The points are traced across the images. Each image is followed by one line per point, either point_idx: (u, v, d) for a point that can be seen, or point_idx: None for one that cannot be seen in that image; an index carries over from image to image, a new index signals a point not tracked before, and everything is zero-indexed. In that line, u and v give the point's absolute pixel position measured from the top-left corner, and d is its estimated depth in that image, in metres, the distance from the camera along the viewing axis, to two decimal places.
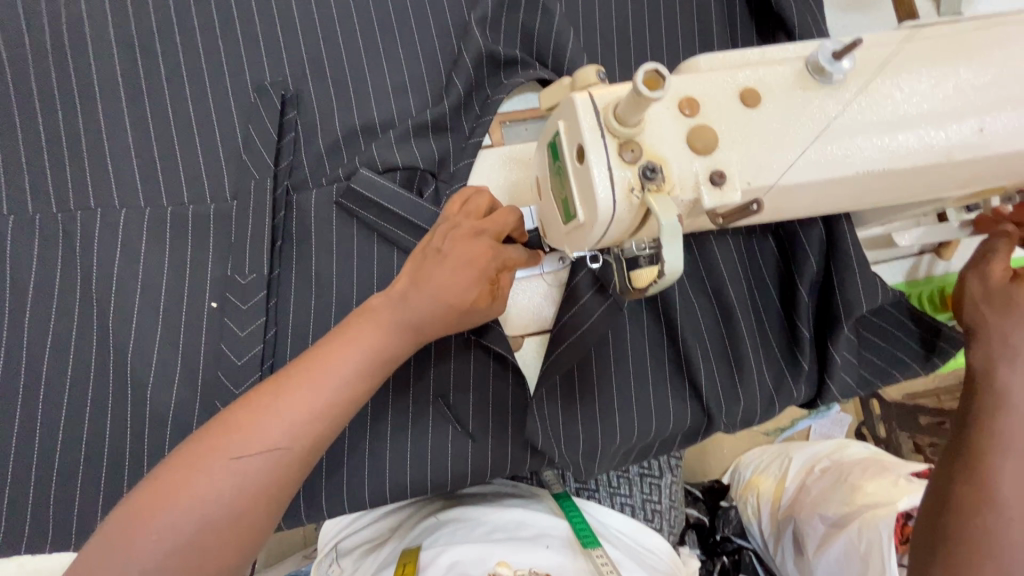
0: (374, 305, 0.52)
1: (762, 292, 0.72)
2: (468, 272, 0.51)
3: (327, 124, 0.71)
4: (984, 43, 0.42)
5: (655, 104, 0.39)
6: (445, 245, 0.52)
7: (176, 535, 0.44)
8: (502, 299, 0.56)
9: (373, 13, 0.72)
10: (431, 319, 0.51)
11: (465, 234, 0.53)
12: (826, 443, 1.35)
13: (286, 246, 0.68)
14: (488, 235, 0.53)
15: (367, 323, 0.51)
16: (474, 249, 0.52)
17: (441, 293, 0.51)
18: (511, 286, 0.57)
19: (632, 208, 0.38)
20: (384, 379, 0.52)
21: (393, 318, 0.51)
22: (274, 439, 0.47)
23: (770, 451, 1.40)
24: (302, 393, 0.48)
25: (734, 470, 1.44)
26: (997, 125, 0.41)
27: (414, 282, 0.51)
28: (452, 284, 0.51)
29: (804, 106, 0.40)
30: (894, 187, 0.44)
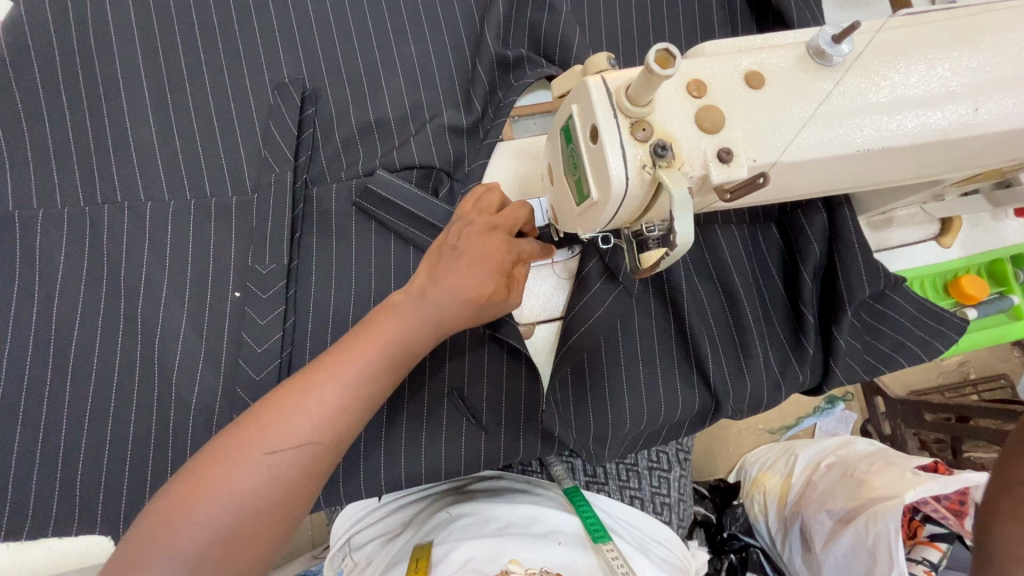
0: (395, 302, 0.54)
1: (767, 279, 0.74)
2: (485, 267, 0.53)
3: (343, 120, 0.73)
4: (978, 27, 0.44)
5: (664, 86, 0.41)
6: (461, 241, 0.54)
7: (215, 528, 0.45)
8: (518, 292, 0.58)
9: (387, 13, 0.75)
10: (451, 314, 0.53)
11: (479, 230, 0.55)
12: (831, 439, 1.35)
13: (304, 239, 0.70)
14: (502, 230, 0.55)
15: (390, 319, 0.52)
16: (489, 244, 0.54)
17: (460, 288, 0.52)
18: (525, 279, 0.59)
19: (643, 184, 0.40)
20: (405, 373, 0.54)
21: (415, 313, 0.53)
22: (308, 433, 0.48)
23: (776, 448, 1.41)
24: (331, 389, 0.49)
25: (740, 469, 1.46)
26: (990, 106, 0.43)
27: (434, 280, 0.53)
28: (471, 279, 0.53)
29: (805, 88, 0.42)
30: (892, 166, 0.46)
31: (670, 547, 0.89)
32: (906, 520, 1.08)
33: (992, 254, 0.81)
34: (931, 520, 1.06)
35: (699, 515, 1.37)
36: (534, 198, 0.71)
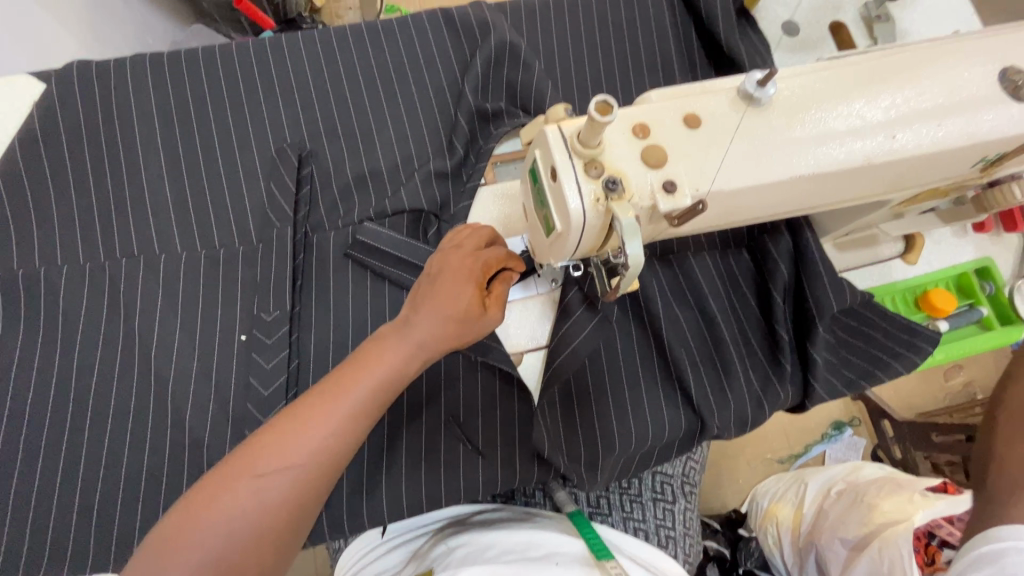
0: (384, 330, 0.58)
1: (741, 301, 0.78)
2: (456, 284, 0.58)
3: (339, 174, 0.80)
4: (884, 70, 0.50)
5: (613, 130, 0.46)
6: (434, 267, 0.60)
7: (207, 550, 0.48)
8: (498, 310, 0.60)
9: (377, 78, 0.83)
10: (432, 337, 0.57)
11: (448, 255, 0.60)
12: (842, 465, 1.34)
13: (305, 284, 0.75)
14: (468, 250, 0.60)
15: (377, 347, 0.57)
16: (458, 265, 0.59)
17: (435, 308, 0.57)
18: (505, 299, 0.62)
19: (599, 215, 0.45)
20: (394, 397, 0.57)
21: (399, 338, 0.57)
22: (297, 455, 0.51)
23: (786, 477, 1.40)
24: (320, 413, 0.53)
25: (752, 500, 1.44)
26: (902, 137, 0.49)
27: (414, 305, 0.58)
28: (445, 298, 0.57)
29: (741, 125, 0.48)
30: (825, 189, 0.51)
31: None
32: (923, 546, 1.07)
33: (955, 268, 0.85)
34: (948, 544, 1.05)
35: (712, 549, 1.42)
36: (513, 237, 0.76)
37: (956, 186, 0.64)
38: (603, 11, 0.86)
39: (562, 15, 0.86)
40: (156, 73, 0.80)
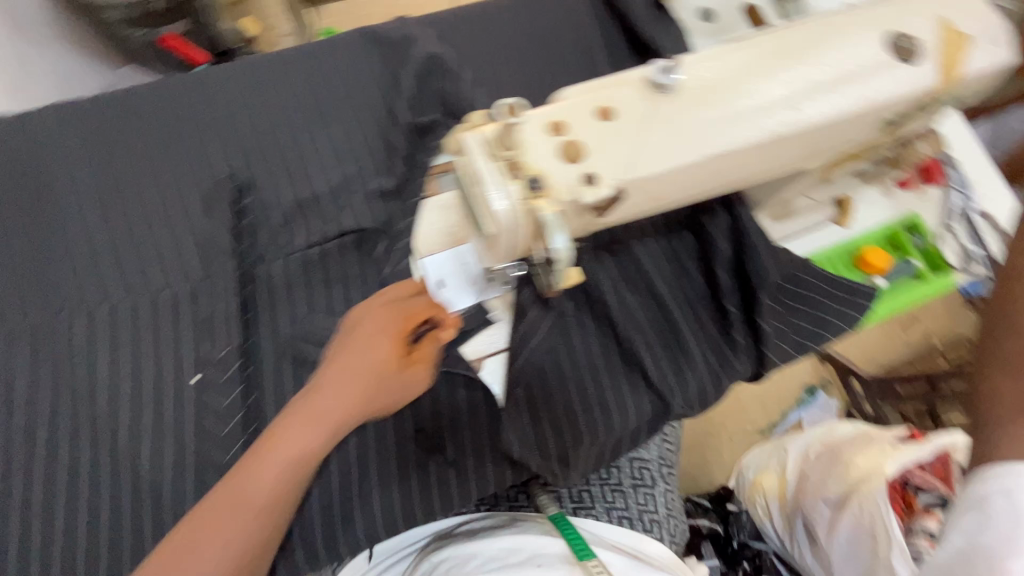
0: (303, 399, 0.59)
1: (689, 281, 0.81)
2: (371, 348, 0.60)
3: (278, 201, 0.79)
4: (781, 48, 0.53)
5: (530, 130, 0.48)
6: (352, 329, 0.61)
7: None
8: (419, 368, 0.63)
9: (308, 104, 0.83)
10: (350, 404, 0.58)
11: (367, 315, 0.62)
12: (816, 428, 1.36)
13: (255, 316, 0.73)
14: (386, 309, 0.62)
15: (294, 421, 0.57)
16: (374, 326, 0.61)
17: (352, 376, 0.59)
18: (429, 355, 0.64)
19: (525, 215, 0.47)
20: (318, 466, 0.59)
21: (315, 408, 0.57)
22: (217, 542, 0.53)
23: (767, 447, 1.41)
24: (239, 498, 0.54)
25: (738, 474, 1.45)
26: (805, 109, 0.52)
27: (332, 370, 0.59)
28: (361, 364, 0.59)
29: (655, 112, 0.49)
30: (742, 166, 0.53)
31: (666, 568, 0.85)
32: (901, 495, 1.12)
33: (884, 227, 0.89)
34: (921, 488, 1.11)
35: (705, 528, 1.42)
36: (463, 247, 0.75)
37: (871, 147, 0.67)
38: (524, 19, 0.89)
39: (486, 25, 0.88)
40: (77, 121, 0.79)
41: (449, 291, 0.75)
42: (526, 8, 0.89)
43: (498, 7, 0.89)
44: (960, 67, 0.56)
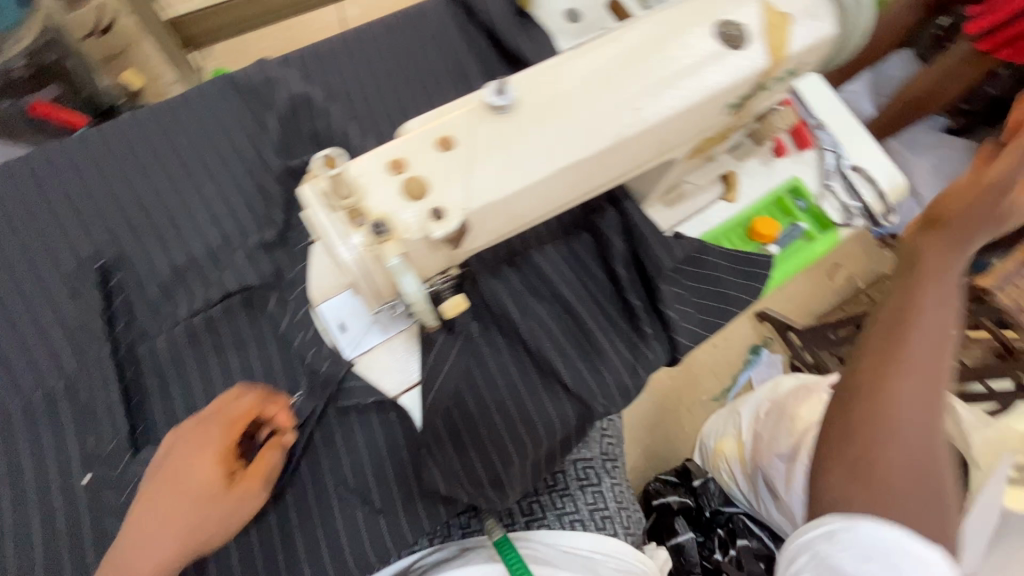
0: (138, 524, 0.59)
1: (593, 280, 0.81)
2: (200, 464, 0.60)
3: (151, 271, 0.73)
4: (615, 52, 0.54)
5: (369, 172, 0.46)
6: (178, 445, 0.61)
7: None
8: (257, 477, 0.63)
9: (174, 164, 0.78)
10: (187, 521, 0.59)
11: (191, 430, 0.61)
12: (763, 386, 1.41)
13: (142, 399, 0.69)
14: (212, 422, 0.61)
15: (136, 545, 0.59)
16: (201, 440, 0.61)
17: (185, 494, 0.59)
18: (271, 462, 0.64)
19: (375, 261, 0.45)
20: None
21: (157, 530, 0.59)
22: None
23: (724, 415, 1.49)
24: None
25: (702, 445, 1.53)
26: (645, 109, 0.53)
27: (164, 491, 0.60)
28: (192, 482, 0.60)
29: (495, 134, 0.49)
30: (597, 171, 0.53)
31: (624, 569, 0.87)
32: None
33: (770, 195, 0.92)
34: None
35: (676, 503, 1.44)
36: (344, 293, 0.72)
37: (731, 127, 0.69)
38: (392, 45, 0.88)
39: (353, 57, 0.86)
40: None
41: (350, 334, 0.73)
42: (392, 34, 0.88)
43: (362, 36, 0.88)
44: (786, 44, 0.58)
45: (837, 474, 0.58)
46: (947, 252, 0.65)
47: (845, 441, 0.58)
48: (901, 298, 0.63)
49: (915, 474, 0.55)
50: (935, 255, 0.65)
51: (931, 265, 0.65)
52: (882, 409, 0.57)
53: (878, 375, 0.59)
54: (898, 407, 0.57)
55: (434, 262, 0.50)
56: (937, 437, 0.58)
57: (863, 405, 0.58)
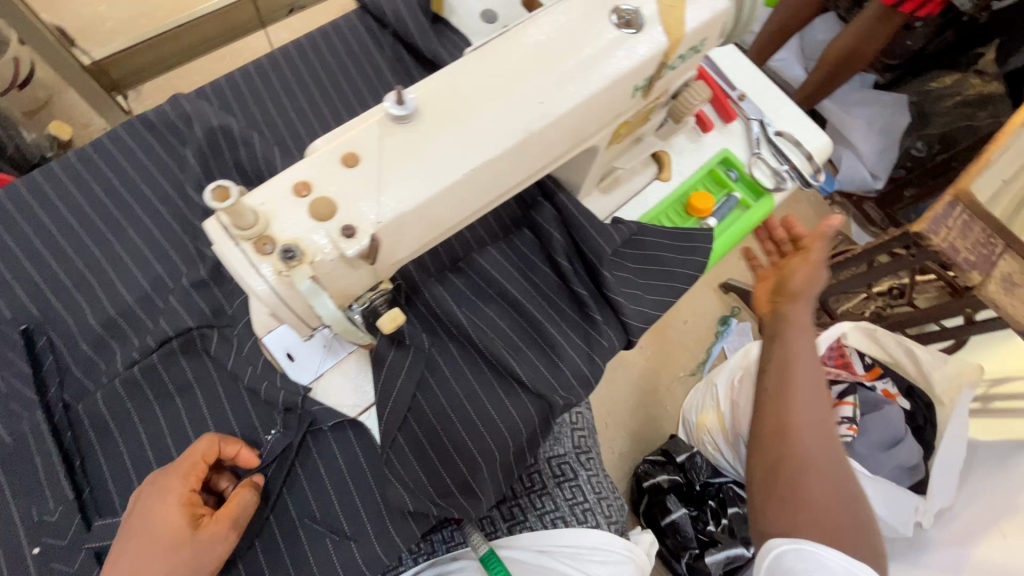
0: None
1: (538, 275, 0.82)
2: (163, 511, 0.60)
3: (82, 326, 0.71)
4: (514, 51, 0.55)
5: (272, 198, 0.46)
6: (141, 500, 0.61)
7: None
8: (224, 517, 0.62)
9: (92, 212, 0.75)
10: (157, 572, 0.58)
11: (153, 481, 0.62)
12: (736, 355, 1.44)
13: (88, 460, 0.67)
14: (173, 467, 0.62)
15: None
16: (163, 488, 0.61)
17: (152, 544, 0.59)
18: (243, 501, 0.63)
19: (290, 286, 0.45)
20: None
21: None
22: None
23: (704, 388, 1.51)
24: None
25: (685, 421, 1.56)
26: (549, 103, 0.54)
27: (130, 548, 0.59)
28: (156, 531, 0.59)
29: (401, 144, 0.49)
30: (510, 169, 0.54)
31: (611, 561, 0.93)
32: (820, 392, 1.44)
33: (702, 170, 0.94)
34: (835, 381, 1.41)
35: (665, 482, 1.47)
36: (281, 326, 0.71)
37: (648, 107, 0.70)
38: (312, 69, 0.87)
39: (273, 84, 0.86)
40: None
41: (299, 362, 0.72)
42: (311, 58, 0.88)
43: (277, 62, 0.87)
44: (684, 23, 0.59)
45: (772, 512, 0.68)
46: (802, 313, 0.77)
47: (766, 486, 0.70)
48: (779, 355, 0.74)
49: (830, 502, 0.66)
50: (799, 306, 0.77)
51: (800, 320, 0.76)
52: (791, 453, 0.68)
53: (781, 425, 0.70)
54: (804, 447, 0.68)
55: (357, 280, 0.50)
56: (841, 462, 0.69)
57: (766, 453, 0.71)
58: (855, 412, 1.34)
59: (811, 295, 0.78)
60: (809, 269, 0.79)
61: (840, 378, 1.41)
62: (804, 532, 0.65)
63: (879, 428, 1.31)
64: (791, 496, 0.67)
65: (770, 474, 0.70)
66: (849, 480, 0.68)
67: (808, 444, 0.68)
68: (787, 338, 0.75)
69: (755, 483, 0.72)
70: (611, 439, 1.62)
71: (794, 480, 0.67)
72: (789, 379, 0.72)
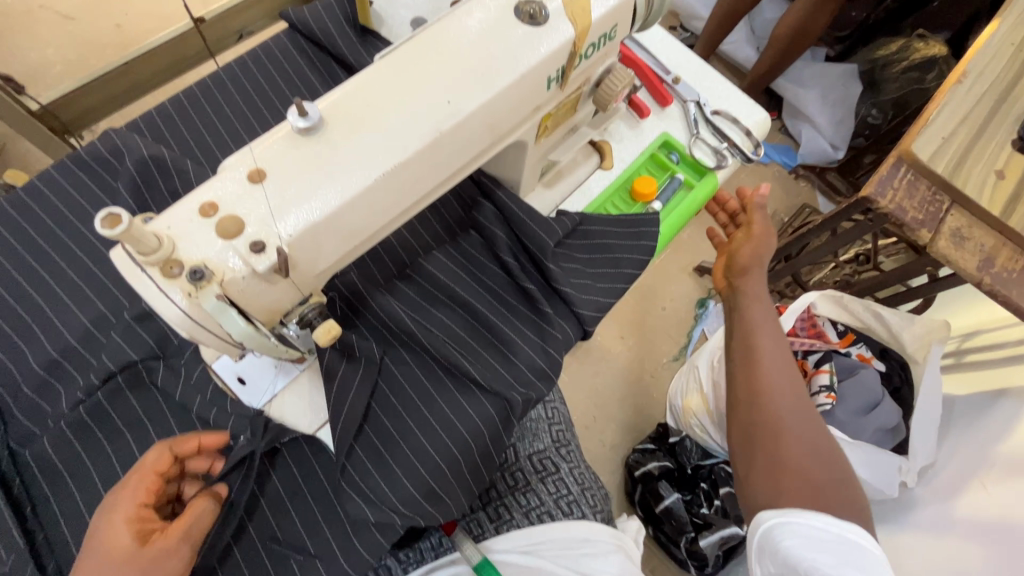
0: None
1: (487, 273, 0.82)
2: (117, 521, 0.59)
3: (24, 372, 0.70)
4: (420, 55, 0.55)
5: (179, 223, 0.47)
6: (98, 509, 0.60)
7: None
8: (178, 529, 0.60)
9: (26, 254, 0.74)
10: None
11: (113, 491, 0.61)
12: (715, 335, 1.39)
13: (40, 505, 0.66)
14: (131, 474, 0.62)
15: None
16: (119, 498, 0.60)
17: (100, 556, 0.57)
18: (202, 509, 0.63)
19: (203, 308, 0.45)
20: None
21: None
22: None
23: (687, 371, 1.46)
24: None
25: (672, 407, 1.51)
26: (458, 100, 0.54)
27: (83, 560, 0.57)
28: (105, 542, 0.57)
29: (307, 157, 0.50)
30: (426, 169, 0.55)
31: (599, 552, 0.92)
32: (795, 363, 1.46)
33: (643, 155, 0.94)
34: (809, 351, 1.44)
35: (657, 469, 1.47)
36: (221, 356, 0.71)
37: (570, 96, 0.71)
38: (244, 93, 0.87)
39: (205, 111, 0.85)
40: None
41: (250, 385, 0.70)
42: (237, 83, 0.87)
43: (208, 88, 0.87)
44: (588, 12, 0.60)
45: (755, 479, 0.74)
46: (754, 283, 0.84)
47: (751, 457, 0.75)
48: (739, 332, 0.82)
49: (809, 462, 0.72)
50: (754, 280, 0.84)
51: (752, 290, 0.84)
52: (764, 421, 0.75)
53: (750, 397, 0.77)
54: (771, 411, 0.75)
55: (279, 295, 0.51)
56: (816, 425, 0.75)
57: (745, 426, 0.77)
58: (832, 380, 1.33)
59: (760, 265, 0.85)
60: (756, 240, 0.85)
61: (814, 348, 1.43)
62: (790, 502, 0.69)
63: (857, 393, 1.31)
64: (768, 459, 0.73)
65: (748, 443, 0.76)
66: (819, 434, 0.74)
67: (780, 405, 0.75)
68: (745, 308, 0.82)
69: (738, 458, 0.78)
70: (600, 433, 1.61)
71: (771, 448, 0.73)
72: (750, 352, 0.79)
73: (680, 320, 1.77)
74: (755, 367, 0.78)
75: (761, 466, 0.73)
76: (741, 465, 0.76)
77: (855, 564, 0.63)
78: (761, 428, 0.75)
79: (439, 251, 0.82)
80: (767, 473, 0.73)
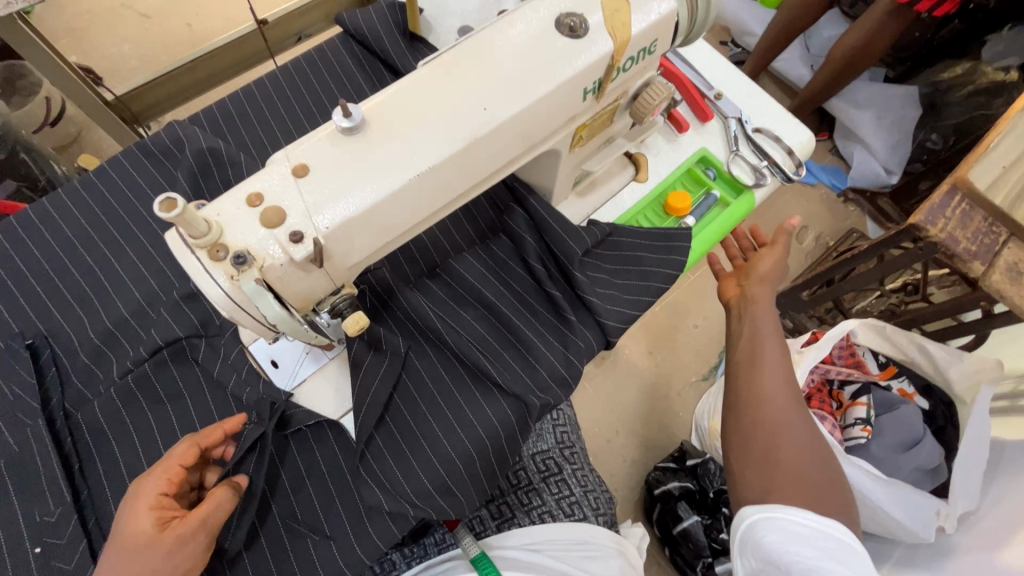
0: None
1: (513, 276, 0.83)
2: (140, 509, 0.63)
3: (83, 340, 0.76)
4: (462, 63, 0.57)
5: (227, 211, 0.50)
6: (128, 495, 0.65)
7: None
8: (194, 518, 0.63)
9: (93, 232, 0.81)
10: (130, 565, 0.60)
11: (141, 478, 0.66)
12: None
13: (87, 464, 0.71)
14: (156, 464, 0.66)
15: None
16: (143, 487, 0.64)
17: (126, 539, 0.61)
18: (216, 499, 0.65)
19: (242, 290, 0.49)
20: None
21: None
22: None
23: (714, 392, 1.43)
24: None
25: (697, 427, 1.49)
26: (494, 108, 0.56)
27: (115, 543, 0.62)
28: (130, 528, 0.61)
29: (349, 157, 0.52)
30: (458, 173, 0.57)
31: (600, 557, 0.91)
32: (831, 394, 1.41)
33: (679, 169, 0.94)
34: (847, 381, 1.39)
35: (677, 489, 1.43)
36: (259, 339, 0.75)
37: (606, 109, 0.71)
38: (296, 92, 0.92)
39: (260, 108, 0.91)
40: None
41: (282, 368, 0.75)
42: (290, 83, 0.92)
43: (264, 87, 0.92)
44: (629, 26, 0.61)
45: (748, 481, 0.74)
46: (763, 292, 0.82)
47: (744, 460, 0.75)
48: (746, 337, 0.80)
49: (801, 465, 0.73)
50: (761, 289, 0.83)
51: (761, 299, 0.82)
52: (759, 427, 0.75)
53: (751, 400, 0.76)
54: (768, 416, 0.75)
55: (314, 284, 0.54)
56: (811, 436, 0.75)
57: (742, 428, 0.77)
58: (868, 413, 1.29)
59: (772, 280, 0.84)
60: (772, 253, 0.85)
61: (852, 378, 1.36)
62: (778, 499, 0.70)
63: (895, 428, 1.25)
64: (761, 460, 0.74)
65: (743, 446, 0.76)
66: (814, 444, 0.75)
67: (779, 413, 0.75)
68: (754, 316, 0.80)
69: (731, 460, 0.78)
70: (621, 446, 1.60)
71: (764, 450, 0.74)
72: (755, 357, 0.78)
73: (711, 339, 1.73)
74: (757, 373, 0.77)
75: (755, 469, 0.74)
76: (734, 468, 0.77)
77: (838, 559, 0.64)
78: (758, 432, 0.75)
79: (466, 253, 0.85)
80: (762, 477, 0.73)
